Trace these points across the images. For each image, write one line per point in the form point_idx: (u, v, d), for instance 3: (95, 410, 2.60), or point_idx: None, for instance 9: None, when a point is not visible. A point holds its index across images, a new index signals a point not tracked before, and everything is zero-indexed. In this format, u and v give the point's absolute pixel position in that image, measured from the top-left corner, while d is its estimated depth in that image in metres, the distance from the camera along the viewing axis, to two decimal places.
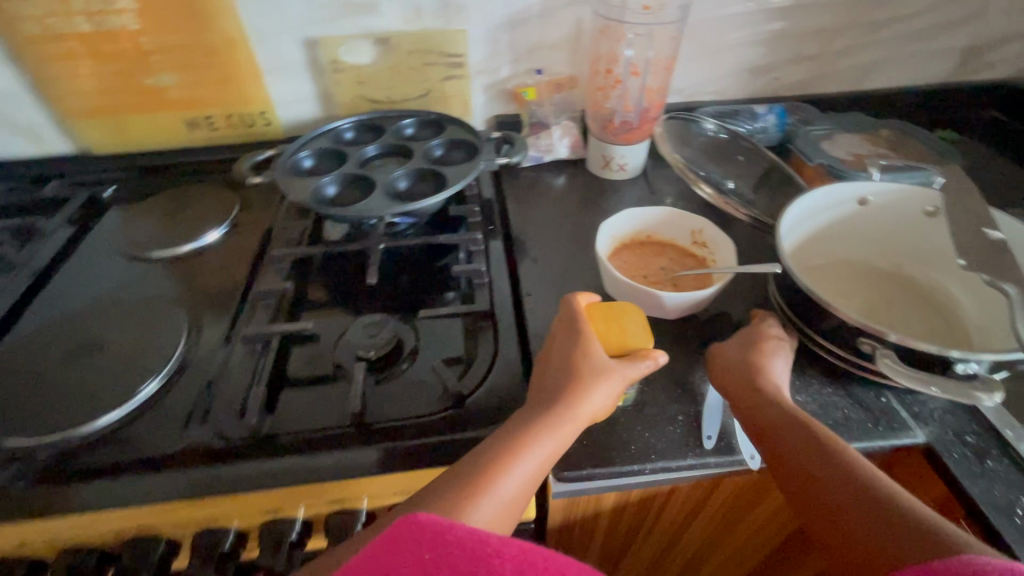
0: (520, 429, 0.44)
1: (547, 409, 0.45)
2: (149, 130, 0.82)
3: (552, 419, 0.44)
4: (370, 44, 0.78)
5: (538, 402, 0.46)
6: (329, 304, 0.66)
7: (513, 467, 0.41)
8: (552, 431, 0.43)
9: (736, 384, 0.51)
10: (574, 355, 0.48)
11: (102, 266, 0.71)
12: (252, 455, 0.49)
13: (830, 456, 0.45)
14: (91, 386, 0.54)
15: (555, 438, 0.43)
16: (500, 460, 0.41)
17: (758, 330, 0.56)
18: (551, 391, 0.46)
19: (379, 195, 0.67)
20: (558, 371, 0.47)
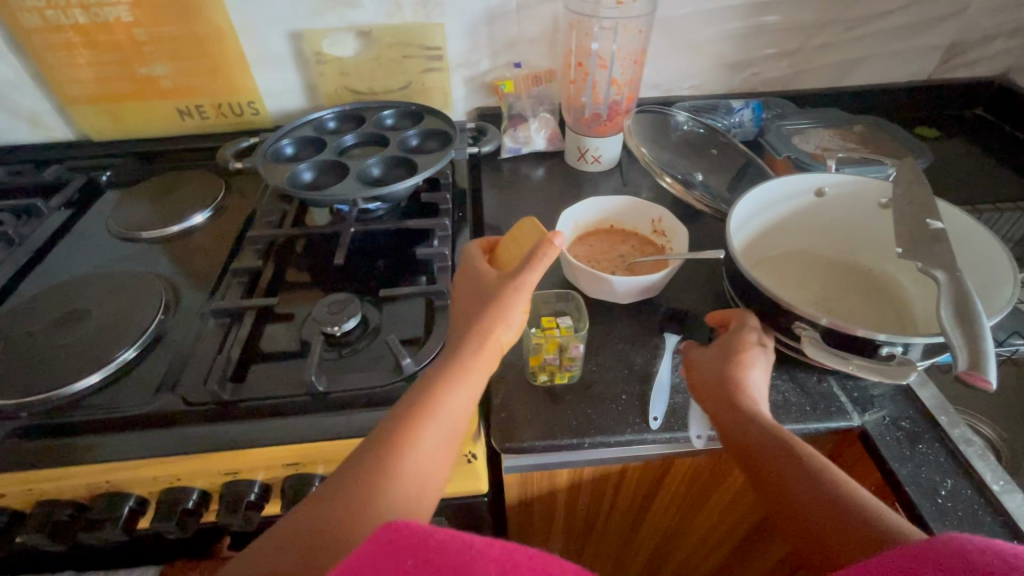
0: (438, 373, 0.45)
1: (460, 352, 0.46)
2: (144, 117, 0.86)
3: (465, 360, 0.45)
4: (352, 36, 0.81)
5: (451, 349, 0.47)
6: (302, 284, 0.69)
7: (435, 413, 0.42)
8: (466, 372, 0.45)
9: (708, 389, 0.51)
10: (474, 291, 0.49)
11: (94, 244, 0.75)
12: (214, 419, 0.52)
13: (798, 459, 0.44)
14: (72, 352, 0.57)
15: (469, 377, 0.45)
16: (418, 406, 0.43)
17: (734, 328, 0.53)
18: (461, 334, 0.47)
19: (351, 180, 0.70)
20: (466, 313, 0.48)
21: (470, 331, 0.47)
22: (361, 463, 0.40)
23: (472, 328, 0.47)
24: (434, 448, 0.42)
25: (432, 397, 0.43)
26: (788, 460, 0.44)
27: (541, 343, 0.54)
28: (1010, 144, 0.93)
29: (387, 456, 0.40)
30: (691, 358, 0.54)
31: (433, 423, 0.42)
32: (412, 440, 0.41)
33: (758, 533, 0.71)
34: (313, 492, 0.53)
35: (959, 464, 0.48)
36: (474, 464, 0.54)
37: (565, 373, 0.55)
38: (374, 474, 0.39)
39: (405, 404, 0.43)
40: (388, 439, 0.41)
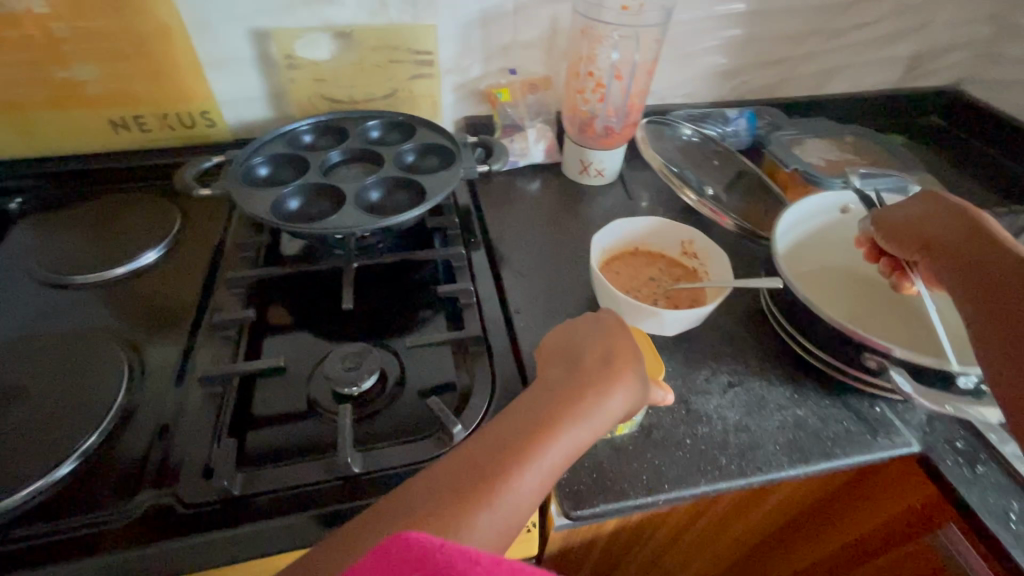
0: (532, 425, 0.41)
1: (560, 410, 0.42)
2: (66, 131, 0.70)
3: (572, 410, 0.42)
4: (329, 37, 0.70)
5: (548, 404, 0.43)
6: (297, 329, 0.59)
7: (531, 458, 0.39)
8: (568, 423, 0.41)
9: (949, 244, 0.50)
10: (610, 354, 0.47)
11: (14, 293, 0.60)
12: (223, 521, 0.42)
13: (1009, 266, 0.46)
14: (9, 446, 0.45)
15: (570, 435, 0.41)
16: (514, 449, 0.39)
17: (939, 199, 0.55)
18: (571, 385, 0.44)
19: (349, 207, 0.61)
20: (591, 370, 0.45)
21: (582, 384, 0.44)
22: (430, 496, 0.37)
23: (593, 384, 0.44)
24: (515, 499, 0.37)
25: (528, 440, 0.40)
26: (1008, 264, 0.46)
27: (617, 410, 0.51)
28: (966, 151, 0.99)
29: (466, 493, 0.37)
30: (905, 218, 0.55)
31: (525, 472, 0.38)
32: (498, 490, 0.37)
33: (770, 551, 0.71)
34: None
35: (1019, 484, 0.49)
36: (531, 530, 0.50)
37: (627, 423, 0.50)
38: (447, 512, 0.36)
39: (495, 439, 0.40)
40: (473, 475, 0.38)
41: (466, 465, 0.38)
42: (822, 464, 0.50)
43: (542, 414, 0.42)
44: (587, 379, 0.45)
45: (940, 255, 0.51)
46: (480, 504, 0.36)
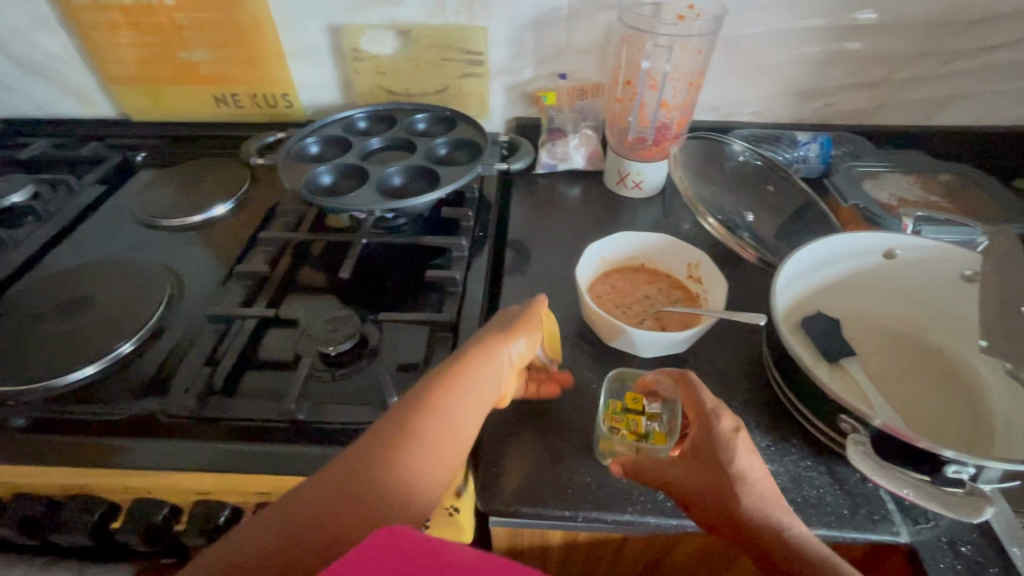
0: (439, 386, 0.43)
1: (464, 375, 0.44)
2: (182, 102, 0.85)
3: (440, 402, 0.42)
4: (392, 35, 0.77)
5: (456, 365, 0.45)
6: (311, 290, 0.66)
7: (430, 427, 0.41)
8: (453, 395, 0.43)
9: (674, 468, 0.44)
10: (501, 322, 0.49)
11: (117, 226, 0.75)
12: (193, 433, 0.51)
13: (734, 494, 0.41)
14: (72, 341, 0.57)
15: (460, 404, 0.43)
16: (372, 464, 0.38)
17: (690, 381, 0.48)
18: (478, 347, 0.46)
19: (365, 188, 0.67)
20: (460, 360, 0.45)
21: (484, 347, 0.46)
22: (347, 473, 0.38)
23: (450, 383, 0.43)
24: (400, 500, 0.38)
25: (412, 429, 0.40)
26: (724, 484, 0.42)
27: (630, 426, 0.48)
28: None
29: (371, 468, 0.38)
30: (645, 455, 0.46)
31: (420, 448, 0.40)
32: (406, 459, 0.39)
33: None
34: None
35: None
36: None
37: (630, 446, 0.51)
38: (362, 486, 0.37)
39: (352, 459, 0.38)
40: (350, 498, 0.37)
41: (386, 437, 0.40)
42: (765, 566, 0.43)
43: (398, 427, 0.40)
44: (488, 343, 0.47)
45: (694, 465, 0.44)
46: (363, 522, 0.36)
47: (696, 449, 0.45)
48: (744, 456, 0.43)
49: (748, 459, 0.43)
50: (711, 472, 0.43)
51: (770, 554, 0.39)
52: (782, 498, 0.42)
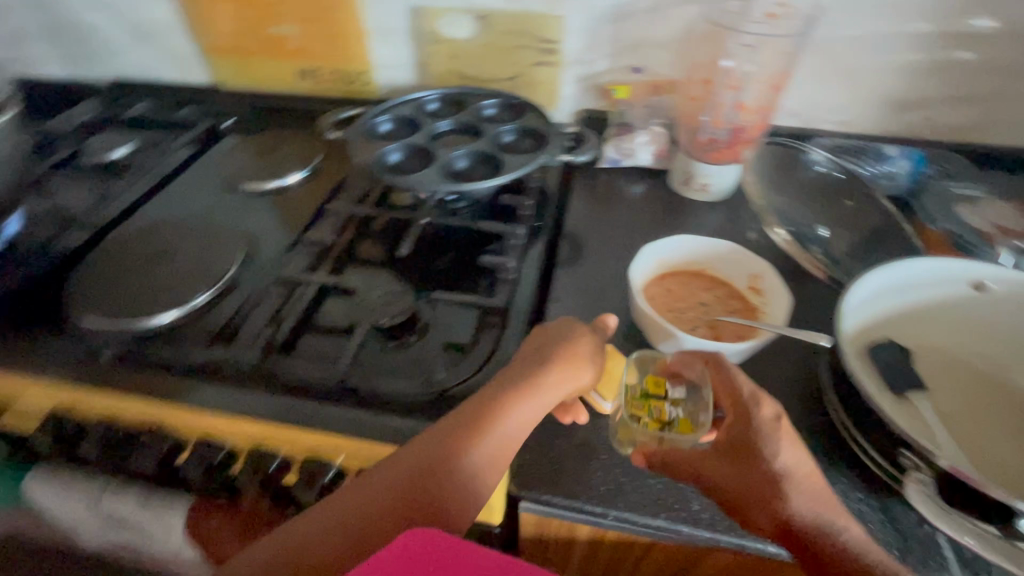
0: (499, 401, 0.45)
1: (526, 392, 0.45)
2: (268, 74, 0.90)
3: (500, 416, 0.44)
4: (470, 19, 0.78)
5: (516, 380, 0.46)
6: (368, 264, 0.68)
7: (488, 439, 0.43)
8: (513, 412, 0.44)
9: (716, 467, 0.44)
10: (566, 340, 0.49)
11: (203, 186, 0.81)
12: (252, 385, 0.54)
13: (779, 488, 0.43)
14: (158, 288, 0.63)
15: (519, 419, 0.44)
16: (419, 473, 0.41)
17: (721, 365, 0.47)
18: (542, 364, 0.47)
19: (430, 170, 0.68)
20: (521, 378, 0.46)
21: (547, 366, 0.47)
22: (408, 472, 0.41)
23: (510, 398, 0.45)
24: (457, 507, 0.40)
25: (470, 438, 0.42)
26: (763, 477, 0.43)
27: (650, 413, 0.48)
28: None
29: (430, 472, 0.41)
30: (667, 446, 0.46)
31: (478, 458, 0.42)
32: (464, 468, 0.41)
33: None
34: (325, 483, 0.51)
35: None
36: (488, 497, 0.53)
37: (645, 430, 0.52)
38: (423, 489, 0.40)
39: (416, 461, 0.41)
40: (413, 501, 0.40)
41: (444, 442, 0.42)
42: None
43: (458, 436, 0.43)
44: (552, 362, 0.47)
45: (729, 457, 0.45)
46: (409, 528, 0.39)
47: (733, 441, 0.45)
48: (785, 451, 0.44)
49: (790, 454, 0.44)
50: (754, 470, 0.44)
51: (817, 556, 0.40)
52: (835, 502, 0.43)
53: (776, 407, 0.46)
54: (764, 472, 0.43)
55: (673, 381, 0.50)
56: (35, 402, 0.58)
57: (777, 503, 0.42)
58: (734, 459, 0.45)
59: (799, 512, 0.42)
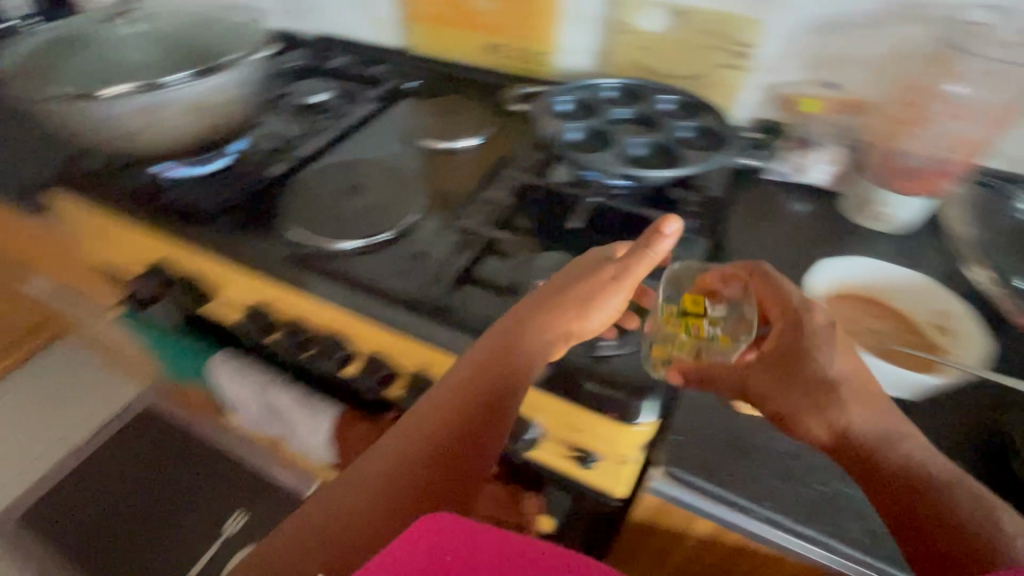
0: (529, 323, 0.51)
1: (554, 313, 0.51)
2: (456, 44, 0.97)
3: (527, 334, 0.50)
4: (667, 14, 0.79)
5: (545, 302, 0.52)
6: (529, 231, 0.71)
7: (517, 351, 0.50)
8: (543, 329, 0.51)
9: (760, 376, 0.49)
10: (593, 268, 0.54)
11: (385, 137, 0.89)
12: (429, 315, 0.60)
13: (838, 396, 0.46)
14: (349, 218, 0.70)
15: (548, 334, 0.51)
16: (459, 398, 0.47)
17: (767, 275, 0.52)
18: (571, 288, 0.52)
19: (606, 152, 0.71)
20: (549, 302, 0.52)
21: (574, 291, 0.52)
22: (457, 383, 0.48)
23: (534, 319, 0.51)
24: (493, 405, 0.47)
25: (502, 352, 0.49)
26: (817, 392, 0.47)
27: (689, 330, 0.53)
28: None
29: (478, 378, 0.48)
30: (703, 359, 0.51)
31: (513, 362, 0.49)
32: (498, 374, 0.49)
33: None
34: None
35: None
36: (620, 465, 0.58)
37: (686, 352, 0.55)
38: (465, 393, 0.48)
39: (461, 375, 0.49)
40: (458, 403, 0.47)
41: (484, 356, 0.50)
42: (835, 516, 0.48)
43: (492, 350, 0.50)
44: (581, 287, 0.52)
45: (772, 369, 0.49)
46: (470, 433, 0.46)
47: (781, 353, 0.49)
48: (831, 357, 0.47)
49: (841, 362, 0.48)
50: (806, 384, 0.47)
51: (877, 473, 0.44)
52: (900, 418, 0.47)
53: (828, 312, 0.50)
54: (822, 381, 0.47)
55: (713, 300, 0.55)
56: (244, 295, 0.70)
57: (834, 418, 0.46)
58: (782, 371, 0.48)
59: (857, 429, 0.45)
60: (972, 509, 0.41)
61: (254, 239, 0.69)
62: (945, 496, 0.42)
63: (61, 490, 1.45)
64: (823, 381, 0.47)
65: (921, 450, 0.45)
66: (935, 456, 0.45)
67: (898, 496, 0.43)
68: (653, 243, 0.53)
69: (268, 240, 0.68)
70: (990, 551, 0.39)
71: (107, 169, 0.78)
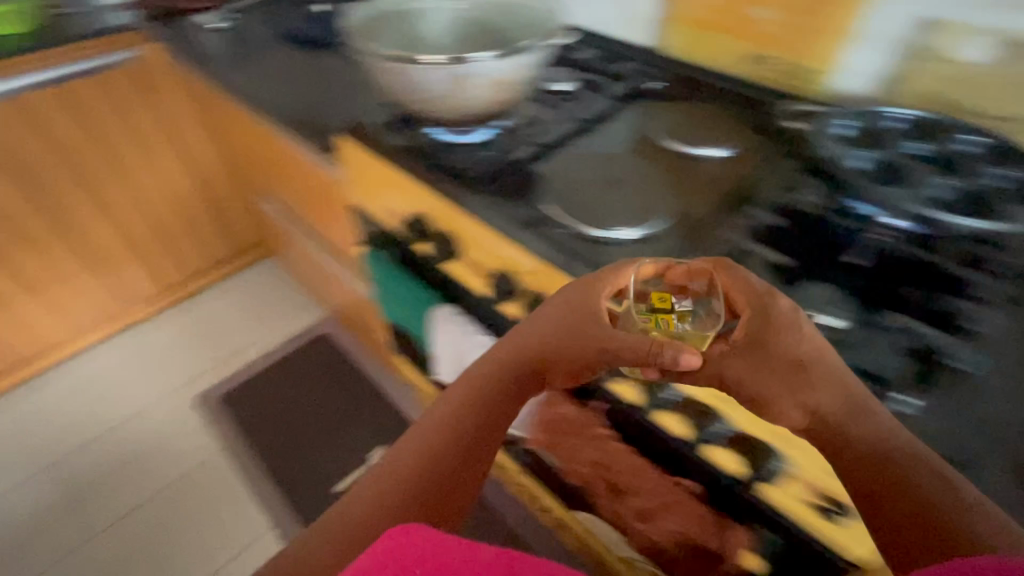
0: (536, 332, 0.63)
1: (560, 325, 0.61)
2: (717, 49, 0.96)
3: (532, 334, 0.63)
4: (996, 45, 0.72)
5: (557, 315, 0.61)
6: (790, 254, 0.67)
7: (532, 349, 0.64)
8: (542, 331, 0.62)
9: (731, 362, 0.54)
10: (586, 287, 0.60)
11: (625, 134, 0.90)
12: None
13: (802, 369, 0.52)
14: (597, 209, 0.74)
15: (540, 325, 0.63)
16: (455, 419, 0.62)
17: (727, 267, 0.56)
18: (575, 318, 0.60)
19: (904, 189, 0.70)
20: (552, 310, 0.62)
21: (571, 310, 0.60)
22: (490, 367, 0.64)
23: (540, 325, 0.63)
24: (504, 382, 0.64)
25: (513, 346, 0.64)
26: (802, 390, 0.52)
27: (658, 326, 0.56)
28: None
29: (505, 363, 0.64)
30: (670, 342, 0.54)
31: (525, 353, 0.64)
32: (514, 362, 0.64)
33: None
34: (725, 433, 0.60)
35: None
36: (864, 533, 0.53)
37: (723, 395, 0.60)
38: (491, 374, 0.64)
39: (490, 364, 0.65)
40: (485, 386, 0.64)
41: (512, 350, 0.64)
42: None
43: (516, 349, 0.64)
44: (577, 312, 0.60)
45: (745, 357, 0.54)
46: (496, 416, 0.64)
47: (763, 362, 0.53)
48: (784, 340, 0.52)
49: (794, 335, 0.52)
50: (782, 371, 0.52)
51: (826, 446, 0.51)
52: (882, 417, 0.50)
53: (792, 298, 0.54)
54: (795, 374, 0.52)
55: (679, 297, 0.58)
56: (490, 259, 0.79)
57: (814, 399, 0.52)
58: (764, 366, 0.53)
59: (822, 406, 0.51)
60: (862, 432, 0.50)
61: (515, 207, 0.75)
62: (925, 480, 0.47)
63: (252, 384, 1.74)
64: (774, 362, 0.53)
65: (842, 366, 0.52)
66: (892, 435, 0.49)
67: (876, 488, 0.49)
68: (621, 273, 0.60)
69: (527, 208, 0.75)
70: (958, 531, 0.44)
71: (397, 124, 0.90)
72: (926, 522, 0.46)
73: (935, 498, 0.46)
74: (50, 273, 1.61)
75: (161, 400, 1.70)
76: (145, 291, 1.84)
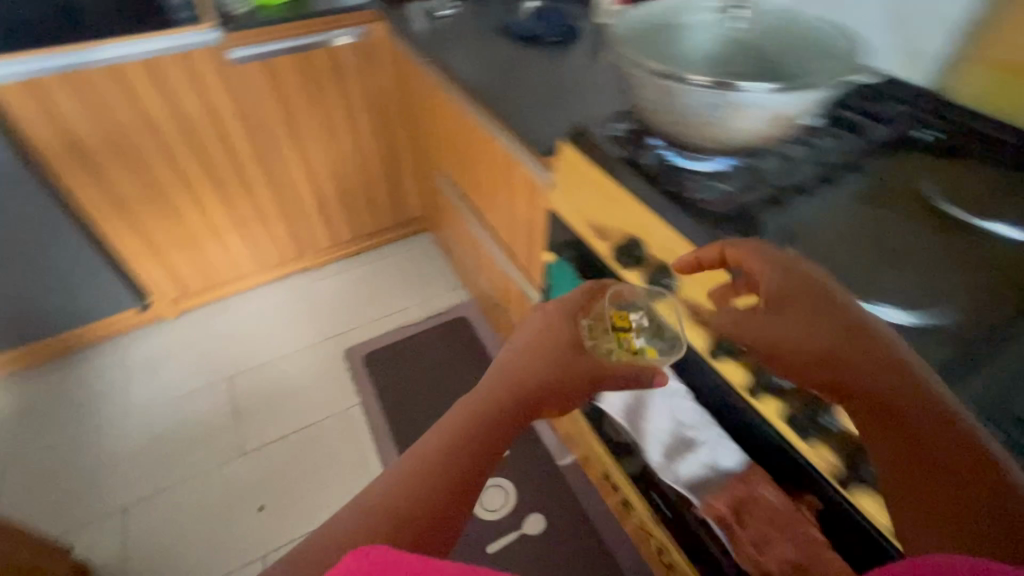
0: (531, 363, 0.60)
1: (549, 357, 0.61)
2: None
3: (527, 361, 0.61)
4: None
5: (537, 348, 0.62)
6: None
7: (532, 374, 0.59)
8: (537, 361, 0.61)
9: (771, 323, 0.58)
10: (549, 326, 0.65)
11: (889, 188, 0.77)
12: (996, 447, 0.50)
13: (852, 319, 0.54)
14: (861, 280, 0.64)
15: (537, 361, 0.61)
16: (464, 432, 0.52)
17: (733, 246, 0.63)
18: (553, 357, 0.62)
19: None
20: (538, 346, 0.63)
21: (550, 349, 0.62)
22: (504, 386, 0.58)
23: (531, 355, 0.61)
24: (521, 398, 0.57)
25: (521, 365, 0.60)
26: (821, 335, 0.54)
27: (623, 343, 0.73)
28: None
29: (521, 384, 0.58)
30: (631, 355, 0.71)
31: (527, 374, 0.59)
32: (526, 382, 0.58)
33: None
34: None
35: None
36: None
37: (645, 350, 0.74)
38: (502, 393, 0.57)
39: (499, 384, 0.58)
40: (502, 400, 0.56)
41: (514, 373, 0.59)
42: None
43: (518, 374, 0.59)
44: (559, 349, 0.63)
45: (787, 318, 0.57)
46: (507, 430, 0.54)
47: (805, 307, 0.56)
48: (829, 303, 0.55)
49: (816, 294, 0.56)
50: (810, 311, 0.56)
51: (885, 412, 0.50)
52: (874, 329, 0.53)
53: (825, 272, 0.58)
54: (824, 328, 0.55)
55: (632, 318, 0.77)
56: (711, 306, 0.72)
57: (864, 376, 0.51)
58: (807, 332, 0.55)
59: (852, 369, 0.52)
60: (880, 381, 0.50)
61: None
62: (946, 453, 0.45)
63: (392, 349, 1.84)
64: (809, 331, 0.55)
65: (884, 332, 0.53)
66: (892, 342, 0.52)
67: (895, 433, 0.49)
68: (597, 296, 0.73)
69: None
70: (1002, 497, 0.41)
71: (625, 138, 0.86)
72: (971, 481, 0.43)
73: (818, 290, 0.56)
74: (253, 212, 1.81)
75: (313, 345, 1.84)
76: (318, 244, 2.02)
